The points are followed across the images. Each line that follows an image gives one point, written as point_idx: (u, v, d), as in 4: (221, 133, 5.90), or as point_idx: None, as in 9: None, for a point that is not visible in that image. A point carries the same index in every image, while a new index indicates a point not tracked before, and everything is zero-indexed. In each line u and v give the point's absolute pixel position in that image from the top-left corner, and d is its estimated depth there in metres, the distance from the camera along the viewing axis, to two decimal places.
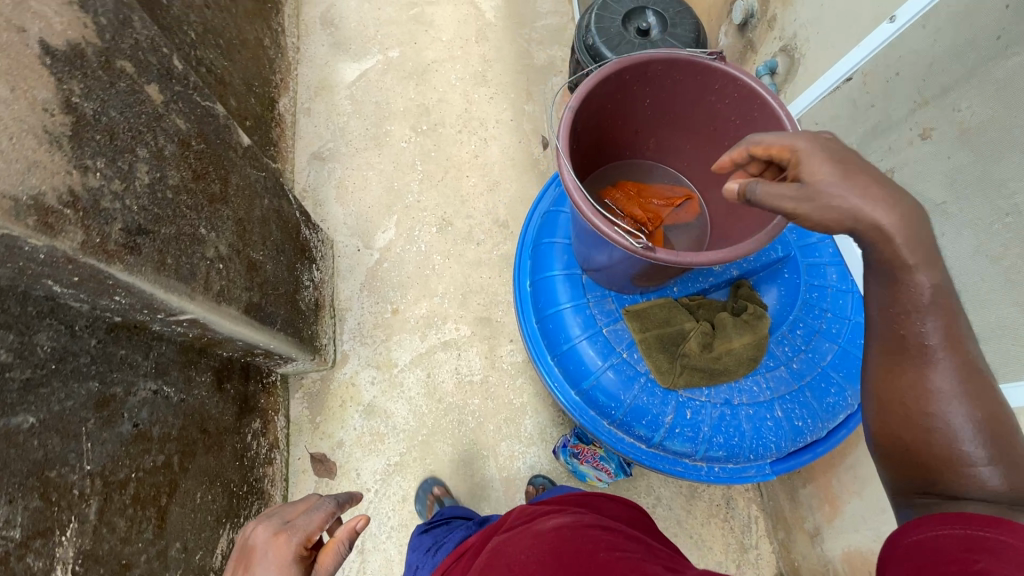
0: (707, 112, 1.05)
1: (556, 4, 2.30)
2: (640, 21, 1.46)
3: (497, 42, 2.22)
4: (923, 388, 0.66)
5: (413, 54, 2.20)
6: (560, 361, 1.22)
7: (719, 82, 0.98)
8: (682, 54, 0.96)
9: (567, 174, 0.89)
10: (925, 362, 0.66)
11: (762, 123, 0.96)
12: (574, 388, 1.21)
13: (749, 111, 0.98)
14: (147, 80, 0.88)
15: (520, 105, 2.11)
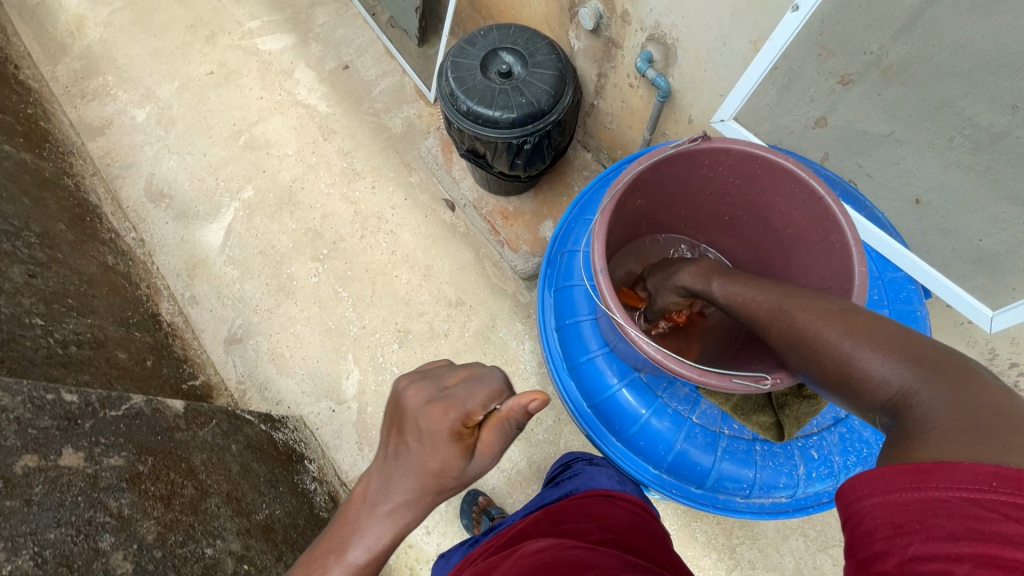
0: (701, 181, 0.97)
1: (380, 65, 2.16)
2: (498, 64, 1.39)
3: (345, 130, 2.06)
4: (833, 354, 0.65)
5: (270, 184, 2.00)
6: (669, 473, 1.03)
7: (710, 157, 0.90)
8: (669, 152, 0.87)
9: (644, 346, 0.78)
10: (820, 340, 0.66)
11: (773, 180, 0.89)
12: (695, 487, 1.03)
13: (753, 171, 0.90)
14: (62, 461, 0.86)
15: (405, 180, 1.98)
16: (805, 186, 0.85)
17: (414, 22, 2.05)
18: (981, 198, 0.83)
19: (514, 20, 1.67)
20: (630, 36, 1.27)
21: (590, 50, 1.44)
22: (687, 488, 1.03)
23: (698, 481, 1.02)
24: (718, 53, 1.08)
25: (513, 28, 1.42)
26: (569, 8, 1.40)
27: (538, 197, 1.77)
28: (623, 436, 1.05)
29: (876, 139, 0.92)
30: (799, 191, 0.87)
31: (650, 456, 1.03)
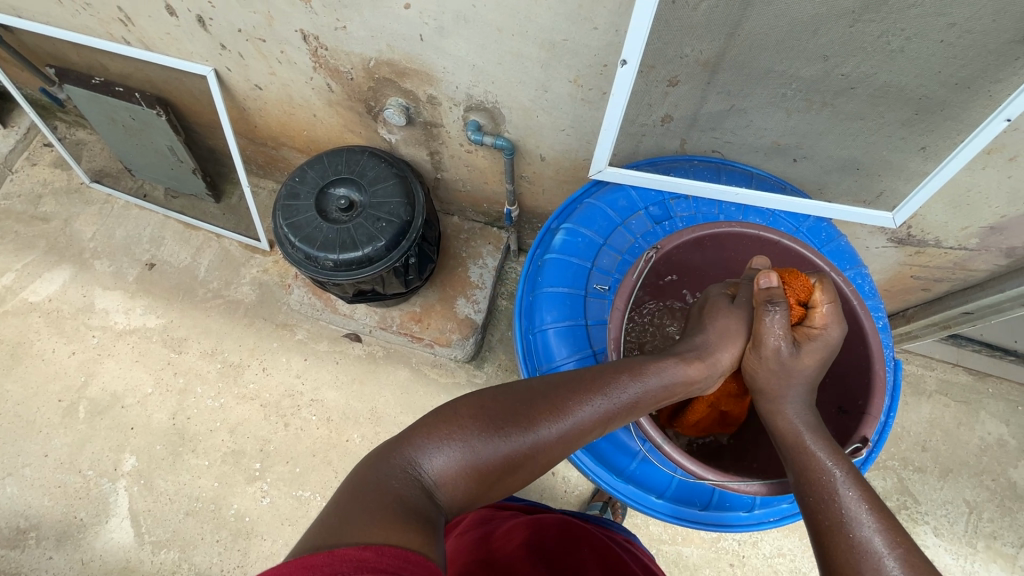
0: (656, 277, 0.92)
1: (187, 242, 1.88)
2: (335, 198, 1.26)
3: (195, 329, 1.78)
4: (837, 524, 0.60)
5: (149, 436, 1.67)
6: (764, 507, 0.86)
7: (662, 257, 0.85)
8: (637, 281, 0.78)
9: (742, 485, 0.71)
10: (830, 499, 0.62)
11: (723, 243, 0.86)
12: (787, 503, 0.87)
13: (703, 245, 0.86)
14: None
15: (293, 341, 1.76)
16: (755, 237, 0.83)
17: (200, 184, 1.80)
18: (831, 125, 0.89)
19: (312, 138, 1.53)
20: (445, 111, 1.22)
21: (410, 138, 1.36)
22: (783, 509, 0.87)
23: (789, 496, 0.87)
24: (544, 99, 1.08)
25: (326, 158, 1.30)
26: (367, 112, 1.31)
27: (437, 284, 1.67)
28: (706, 505, 0.86)
29: (722, 115, 0.95)
30: (753, 242, 0.84)
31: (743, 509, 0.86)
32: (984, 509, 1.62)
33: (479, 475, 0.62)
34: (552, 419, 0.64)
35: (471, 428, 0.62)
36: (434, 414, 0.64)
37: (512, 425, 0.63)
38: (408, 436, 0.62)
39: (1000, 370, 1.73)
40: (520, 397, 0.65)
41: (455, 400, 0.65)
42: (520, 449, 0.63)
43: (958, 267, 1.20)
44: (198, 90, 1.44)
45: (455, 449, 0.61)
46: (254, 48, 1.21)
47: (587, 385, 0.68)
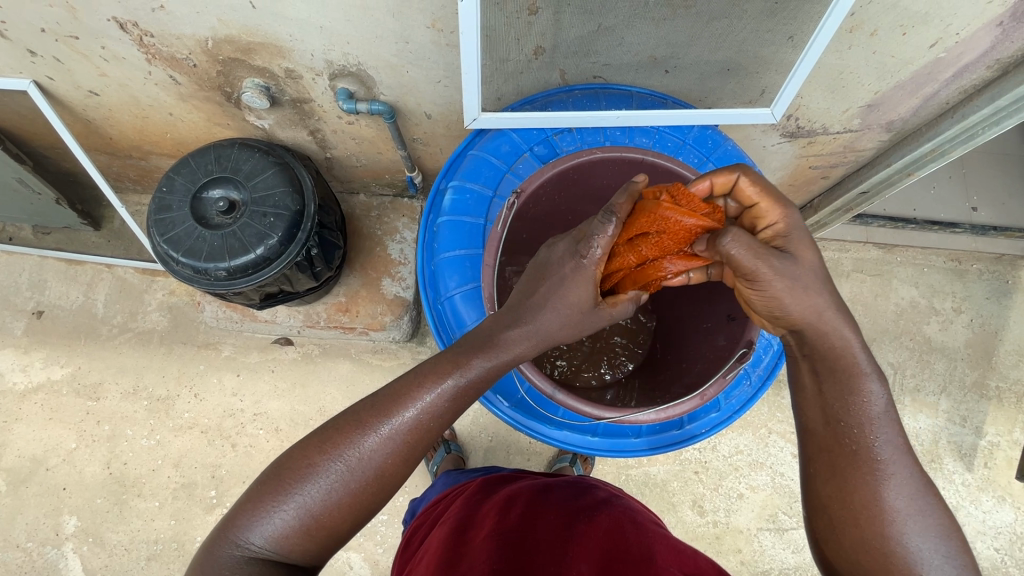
0: (538, 220, 0.91)
1: (73, 280, 1.71)
2: (212, 200, 1.15)
3: (107, 370, 1.64)
4: (861, 453, 0.68)
5: (86, 491, 1.56)
6: (693, 422, 0.90)
7: (532, 201, 0.85)
8: (502, 232, 0.79)
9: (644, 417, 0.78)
10: (863, 438, 0.68)
11: (592, 174, 0.85)
12: (714, 412, 0.90)
13: (574, 180, 0.86)
14: None
15: (220, 360, 1.66)
16: (621, 161, 0.83)
17: (70, 214, 1.60)
18: (699, 27, 0.86)
19: (178, 140, 1.38)
20: (309, 83, 1.11)
21: (283, 120, 1.25)
22: (713, 419, 0.90)
23: (714, 406, 0.90)
24: (408, 52, 0.99)
25: (192, 160, 1.18)
26: (227, 99, 1.18)
27: (357, 268, 1.59)
28: (639, 434, 0.89)
29: (592, 37, 0.90)
30: (624, 168, 0.84)
31: (675, 429, 0.89)
32: (907, 366, 1.77)
33: (320, 524, 0.66)
34: (369, 446, 0.66)
35: (292, 487, 0.65)
36: (260, 484, 0.67)
37: (331, 465, 0.66)
38: (239, 513, 0.66)
39: (906, 238, 1.84)
40: (331, 432, 0.68)
41: (279, 459, 0.69)
42: (344, 485, 0.66)
43: (849, 150, 1.23)
44: (26, 109, 1.25)
45: (281, 516, 0.64)
46: (70, 48, 1.05)
47: (403, 394, 0.68)
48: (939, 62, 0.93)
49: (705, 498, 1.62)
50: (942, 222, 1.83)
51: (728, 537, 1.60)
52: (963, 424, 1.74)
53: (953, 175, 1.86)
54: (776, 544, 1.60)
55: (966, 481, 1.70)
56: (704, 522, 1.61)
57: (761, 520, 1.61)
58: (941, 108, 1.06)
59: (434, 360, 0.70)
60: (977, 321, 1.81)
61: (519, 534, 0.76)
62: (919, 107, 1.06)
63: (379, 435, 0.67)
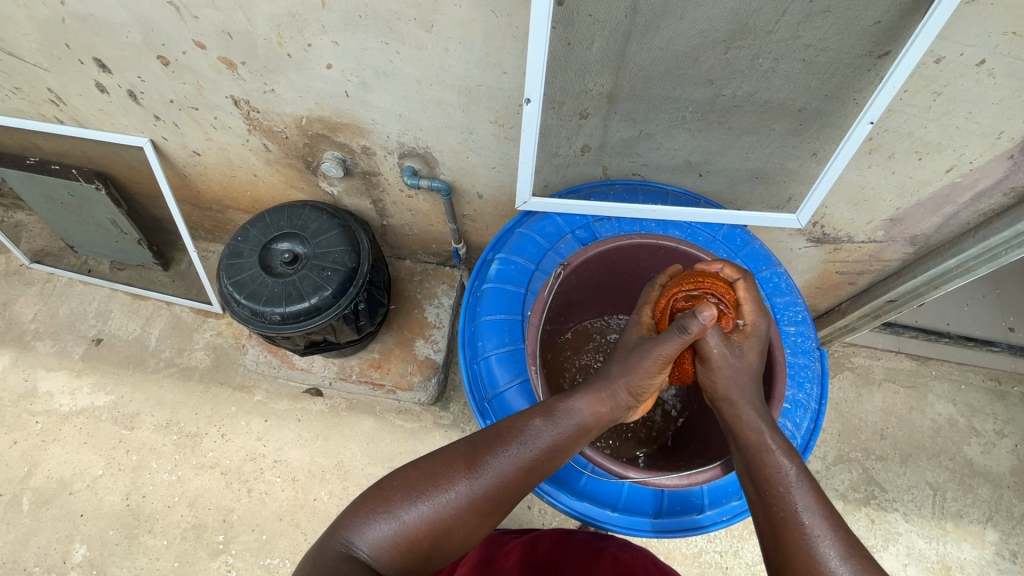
0: (574, 293, 0.99)
1: (134, 314, 1.84)
2: (279, 251, 1.28)
3: (145, 401, 1.72)
4: (790, 518, 0.68)
5: (100, 520, 1.58)
6: (714, 507, 0.89)
7: (576, 274, 0.93)
8: (548, 297, 0.87)
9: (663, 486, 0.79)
10: (791, 510, 0.68)
11: (628, 256, 0.93)
12: (736, 500, 0.89)
13: (611, 260, 0.94)
14: None
15: (251, 403, 1.72)
16: (657, 247, 0.91)
17: (146, 253, 1.78)
18: (730, 138, 0.97)
19: (255, 198, 1.55)
20: (380, 160, 1.27)
21: (351, 188, 1.40)
22: (734, 507, 0.89)
23: (736, 493, 0.89)
24: (470, 141, 1.14)
25: (267, 216, 1.32)
26: (306, 167, 1.34)
27: (394, 327, 1.68)
28: (659, 512, 0.88)
29: (634, 140, 1.02)
30: (658, 254, 0.92)
31: (693, 512, 0.88)
32: (947, 488, 1.67)
33: (412, 541, 0.70)
34: (468, 476, 0.73)
35: (394, 503, 0.71)
36: (363, 494, 0.73)
37: (440, 492, 0.71)
38: (343, 521, 0.71)
39: (940, 352, 1.82)
40: (442, 460, 0.74)
41: (386, 475, 0.75)
42: (446, 509, 0.71)
43: (874, 259, 1.29)
44: (136, 162, 1.45)
45: (380, 528, 0.69)
46: (188, 116, 1.24)
47: (502, 440, 0.75)
48: (956, 186, 1.00)
49: None
50: (977, 339, 1.82)
51: None
52: (1013, 560, 1.60)
53: (987, 294, 1.87)
54: None
55: None
56: None
57: None
58: (963, 228, 1.12)
59: (529, 414, 0.78)
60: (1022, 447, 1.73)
61: None
62: (941, 225, 1.13)
63: (473, 472, 0.73)
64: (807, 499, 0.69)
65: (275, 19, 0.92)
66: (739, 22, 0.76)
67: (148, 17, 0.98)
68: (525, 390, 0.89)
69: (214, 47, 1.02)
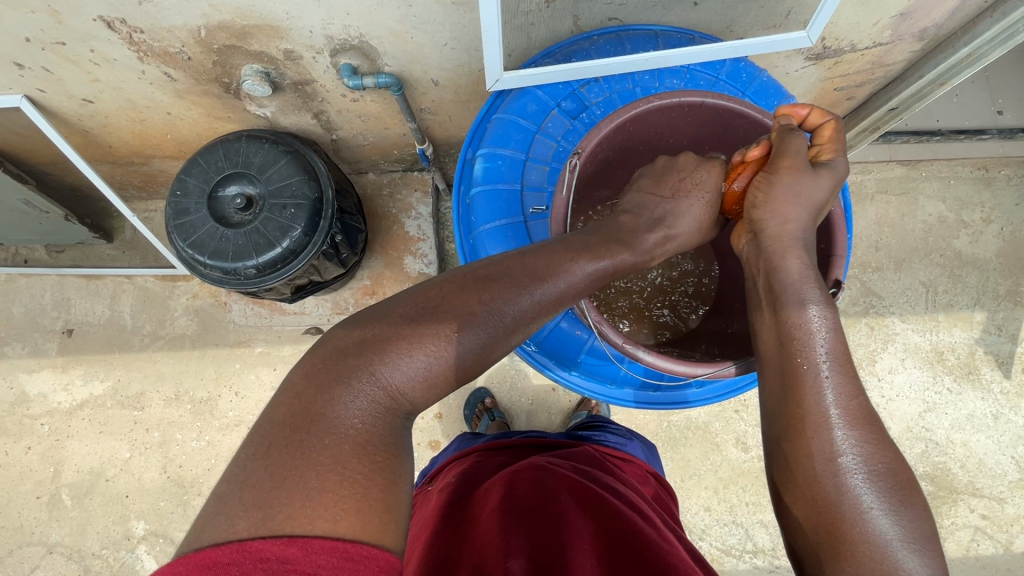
0: (588, 178, 0.87)
1: (95, 296, 1.70)
2: (228, 197, 1.12)
3: (145, 379, 1.65)
4: (808, 366, 0.62)
5: (147, 496, 1.60)
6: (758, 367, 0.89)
7: (591, 158, 0.80)
8: (568, 195, 0.75)
9: (735, 368, 0.73)
10: (816, 389, 0.61)
11: (646, 123, 0.81)
12: None
13: (628, 131, 0.81)
14: None
15: (254, 356, 1.66)
16: (677, 105, 0.78)
17: (80, 229, 1.60)
18: None
19: (179, 140, 1.34)
20: (310, 63, 1.06)
21: (285, 105, 1.20)
22: None
23: None
24: (411, 17, 0.94)
25: (200, 159, 1.14)
26: (226, 91, 1.13)
27: (377, 250, 1.58)
28: (701, 383, 0.89)
29: None
30: (682, 114, 0.80)
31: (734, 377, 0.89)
32: (939, 283, 1.75)
33: (444, 379, 0.59)
34: (528, 300, 0.63)
35: (446, 327, 0.58)
36: (398, 316, 0.58)
37: (490, 321, 0.60)
38: (353, 350, 0.56)
39: (930, 152, 1.78)
40: (486, 283, 0.62)
41: (424, 293, 0.60)
42: (490, 344, 0.60)
43: (877, 66, 1.18)
44: (21, 127, 1.21)
45: (411, 364, 0.56)
46: (58, 56, 1.00)
47: (557, 258, 0.67)
48: None
49: (748, 433, 1.64)
50: (968, 130, 1.77)
51: None
52: (999, 332, 1.73)
53: (976, 80, 1.79)
54: None
55: (1004, 389, 1.71)
56: (749, 457, 1.64)
57: None
58: (978, 8, 1.00)
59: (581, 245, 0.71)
60: (1008, 229, 1.78)
61: (553, 511, 0.74)
62: (955, 10, 1.00)
63: (527, 294, 0.63)
64: (831, 354, 0.62)
65: None
66: None
67: None
68: None
69: None
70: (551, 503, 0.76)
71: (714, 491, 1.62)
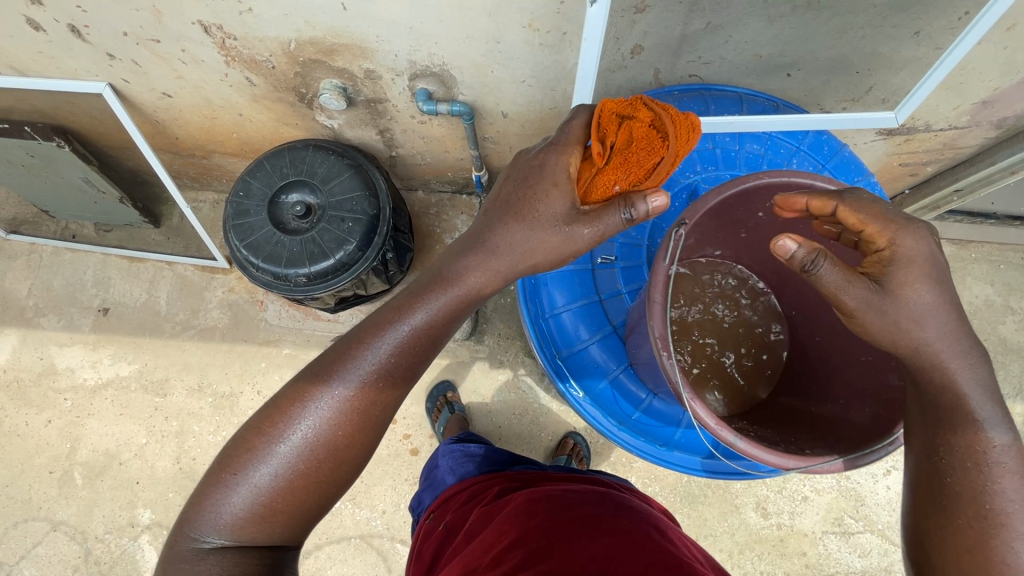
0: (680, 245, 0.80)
1: (135, 278, 1.72)
2: (287, 203, 1.13)
3: (171, 366, 1.66)
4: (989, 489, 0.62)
5: (157, 485, 1.59)
6: None
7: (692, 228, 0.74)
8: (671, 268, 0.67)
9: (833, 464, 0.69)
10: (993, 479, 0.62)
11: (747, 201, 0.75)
12: None
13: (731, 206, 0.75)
14: None
15: (280, 358, 1.66)
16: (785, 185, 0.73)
17: (132, 212, 1.62)
18: (812, 21, 0.82)
19: (243, 140, 1.37)
20: (388, 84, 1.08)
21: (353, 120, 1.22)
22: None
23: None
24: (496, 53, 0.96)
25: (266, 163, 1.15)
26: (300, 100, 1.16)
27: (417, 268, 1.58)
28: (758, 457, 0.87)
29: (697, 34, 0.86)
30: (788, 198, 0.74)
31: None
32: None
33: (275, 493, 0.72)
34: (310, 415, 0.73)
35: (245, 470, 0.72)
36: (214, 469, 0.75)
37: (280, 445, 0.72)
38: (199, 495, 0.74)
39: (981, 234, 1.75)
40: (279, 411, 0.74)
41: (231, 442, 0.76)
42: (293, 458, 0.72)
43: (948, 148, 1.17)
44: (97, 111, 1.25)
45: (239, 494, 0.72)
46: (150, 52, 1.03)
47: (346, 361, 0.74)
48: None
49: (769, 499, 1.60)
50: None
51: (793, 540, 1.57)
52: None
53: None
54: (842, 548, 1.57)
55: None
56: (768, 523, 1.58)
57: (826, 523, 1.58)
58: None
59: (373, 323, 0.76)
60: None
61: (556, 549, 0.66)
62: None
63: (308, 413, 0.73)
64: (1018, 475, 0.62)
65: None
66: None
67: None
68: (608, 348, 0.84)
69: None
70: (551, 540, 0.68)
71: (729, 555, 1.57)
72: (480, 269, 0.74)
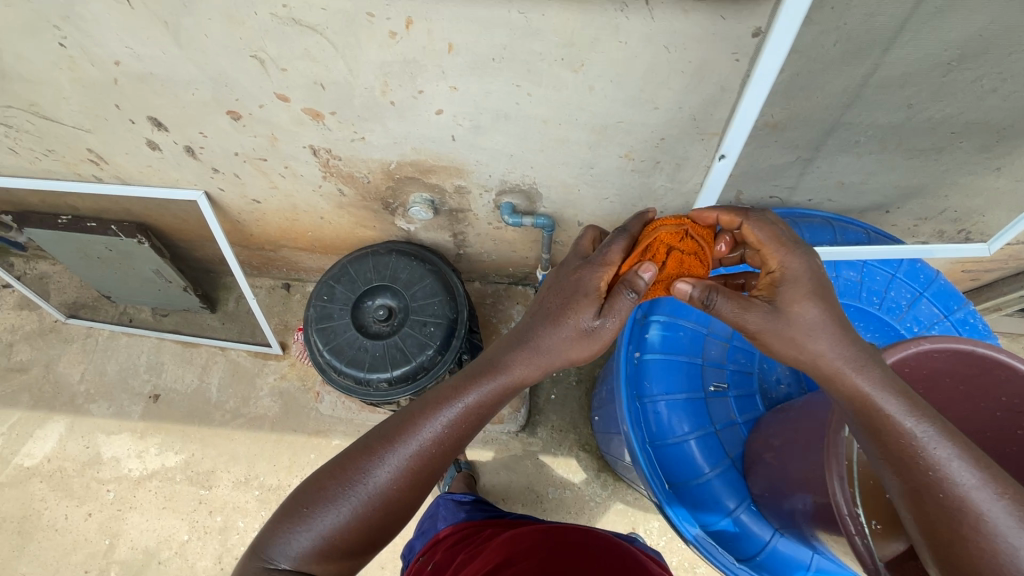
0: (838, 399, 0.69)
1: (188, 364, 1.72)
2: (372, 307, 1.16)
3: (218, 457, 1.63)
4: None
5: None
6: None
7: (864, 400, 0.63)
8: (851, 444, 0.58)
9: None
10: None
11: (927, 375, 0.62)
12: None
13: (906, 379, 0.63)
14: None
15: (330, 449, 1.62)
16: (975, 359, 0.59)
17: (193, 299, 1.65)
18: (900, 158, 0.87)
19: (317, 238, 1.42)
20: (474, 198, 1.13)
21: (431, 224, 1.27)
22: None
23: None
24: (587, 175, 1.01)
25: (351, 268, 1.19)
26: (384, 208, 1.21)
27: None
28: None
29: (786, 167, 0.91)
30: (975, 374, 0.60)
31: None
32: None
33: (337, 544, 0.69)
34: (379, 469, 0.70)
35: (308, 514, 0.69)
36: (277, 512, 0.72)
37: (347, 493, 0.69)
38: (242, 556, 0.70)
39: None
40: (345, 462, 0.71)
41: (297, 488, 0.73)
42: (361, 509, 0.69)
43: (1012, 259, 1.20)
44: (186, 213, 1.30)
45: (299, 539, 0.68)
46: (254, 168, 1.10)
47: (421, 413, 0.72)
48: None
49: None
50: None
51: None
52: None
53: None
54: None
55: None
56: None
57: None
58: None
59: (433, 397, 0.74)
60: None
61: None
62: None
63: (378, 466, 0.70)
64: None
65: (384, 67, 0.77)
66: (979, 42, 0.66)
67: (224, 72, 0.82)
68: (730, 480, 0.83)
69: (299, 98, 0.86)
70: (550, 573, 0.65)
71: None
72: (527, 364, 0.73)
